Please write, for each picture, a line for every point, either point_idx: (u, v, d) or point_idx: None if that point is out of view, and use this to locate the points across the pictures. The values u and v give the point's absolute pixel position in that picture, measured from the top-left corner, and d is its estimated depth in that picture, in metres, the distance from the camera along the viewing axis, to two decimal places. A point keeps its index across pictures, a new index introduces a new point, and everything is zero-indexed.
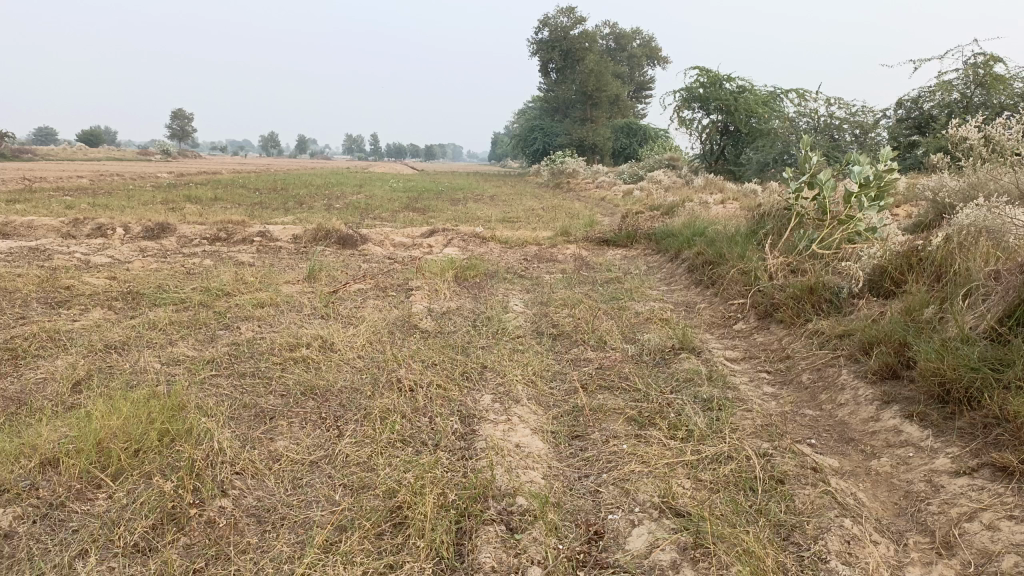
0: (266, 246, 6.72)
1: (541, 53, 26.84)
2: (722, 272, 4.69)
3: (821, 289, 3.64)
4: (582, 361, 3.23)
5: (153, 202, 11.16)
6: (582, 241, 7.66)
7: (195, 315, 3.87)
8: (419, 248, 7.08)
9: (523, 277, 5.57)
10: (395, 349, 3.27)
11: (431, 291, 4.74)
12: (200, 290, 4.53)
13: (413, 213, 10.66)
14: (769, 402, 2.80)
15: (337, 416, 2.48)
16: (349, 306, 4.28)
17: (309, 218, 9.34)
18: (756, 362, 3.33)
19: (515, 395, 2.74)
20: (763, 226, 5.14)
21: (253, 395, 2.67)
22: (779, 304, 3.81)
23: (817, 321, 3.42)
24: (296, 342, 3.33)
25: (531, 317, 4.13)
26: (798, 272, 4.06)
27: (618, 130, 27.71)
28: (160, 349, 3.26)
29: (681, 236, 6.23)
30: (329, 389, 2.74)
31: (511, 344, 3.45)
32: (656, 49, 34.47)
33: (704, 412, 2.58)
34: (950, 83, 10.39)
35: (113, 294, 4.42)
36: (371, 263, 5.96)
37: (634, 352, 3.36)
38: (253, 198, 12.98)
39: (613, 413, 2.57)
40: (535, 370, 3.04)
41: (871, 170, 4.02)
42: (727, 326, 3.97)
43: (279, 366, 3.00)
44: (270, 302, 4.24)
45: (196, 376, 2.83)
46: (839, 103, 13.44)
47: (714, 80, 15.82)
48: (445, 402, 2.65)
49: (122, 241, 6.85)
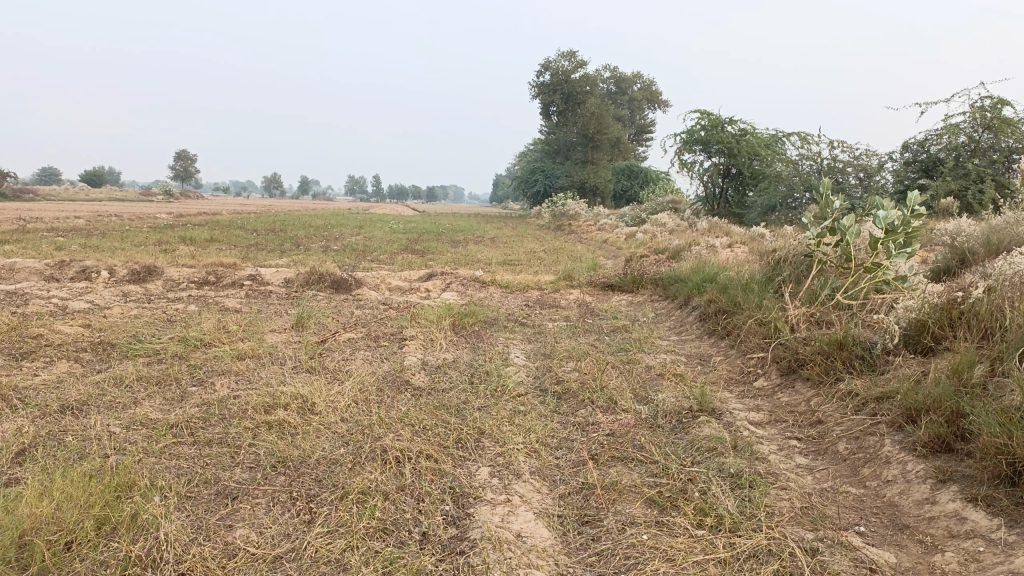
0: (255, 291, 6.42)
1: (542, 96, 26.90)
2: (738, 322, 4.38)
3: (851, 345, 3.32)
4: (591, 425, 2.90)
5: (145, 243, 10.90)
6: (586, 286, 7.37)
7: (168, 369, 3.55)
8: (416, 293, 6.78)
9: (525, 325, 5.25)
10: (383, 411, 2.95)
11: (426, 342, 4.42)
12: (177, 340, 4.22)
13: (411, 256, 10.38)
14: (805, 477, 2.47)
15: (310, 495, 2.15)
16: (337, 358, 3.96)
17: (303, 260, 9.08)
18: (783, 426, 3.00)
19: (515, 469, 2.41)
20: (779, 273, 4.84)
21: (215, 468, 2.33)
22: (804, 359, 3.49)
23: (850, 381, 3.10)
24: (273, 403, 3.00)
25: (534, 371, 3.80)
26: (824, 324, 3.75)
27: (619, 172, 27.69)
28: (121, 410, 2.93)
29: (690, 281, 5.93)
30: (304, 460, 2.41)
31: (512, 405, 3.12)
32: (656, 93, 34.73)
33: (733, 490, 2.25)
34: (957, 126, 10.18)
35: (84, 344, 4.11)
36: (365, 309, 5.66)
37: (648, 415, 3.03)
38: (249, 239, 12.74)
39: (629, 492, 2.24)
40: (539, 438, 2.71)
41: (897, 216, 3.71)
42: (746, 383, 3.65)
43: (251, 430, 2.67)
44: (251, 355, 3.92)
45: (156, 445, 2.50)
46: (842, 146, 13.30)
47: (715, 123, 15.74)
48: (436, 477, 2.31)
49: (105, 285, 6.56)
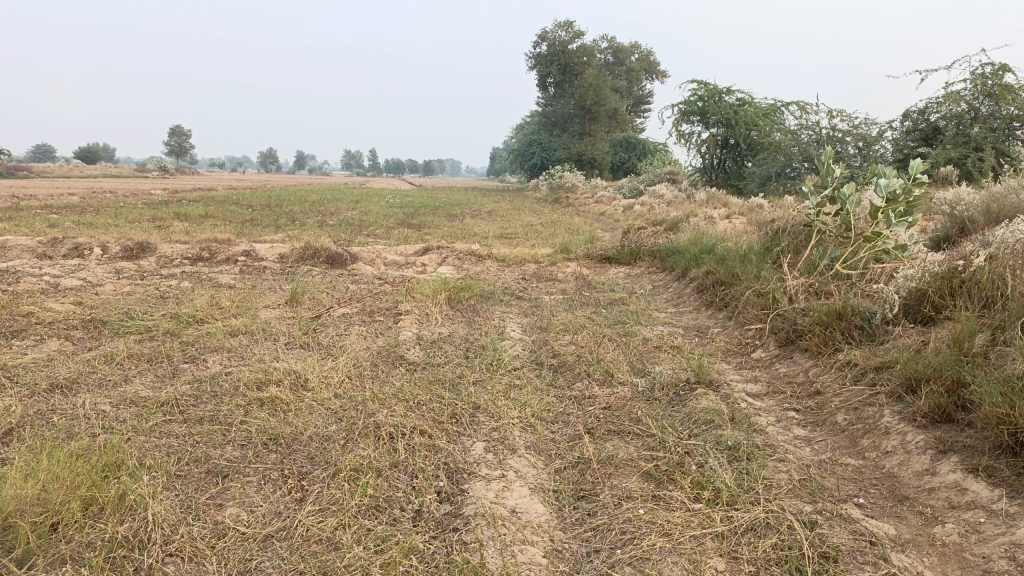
0: (250, 266, 6.37)
1: (538, 67, 26.59)
2: (736, 293, 4.34)
3: (850, 315, 3.28)
4: (587, 398, 2.86)
5: (139, 220, 10.81)
6: (583, 258, 7.31)
7: (160, 346, 3.51)
8: (412, 268, 6.72)
9: (521, 298, 5.21)
10: (377, 387, 2.91)
11: (422, 316, 4.37)
12: (170, 317, 4.17)
13: (408, 230, 10.31)
14: (803, 449, 2.44)
15: (302, 473, 2.12)
16: (331, 333, 3.91)
17: (299, 236, 9.02)
18: (781, 398, 2.97)
19: (511, 443, 2.38)
20: (778, 244, 4.79)
21: (206, 446, 2.30)
22: (802, 330, 3.46)
23: (849, 351, 3.06)
24: (265, 379, 2.96)
25: (530, 345, 3.77)
26: (823, 294, 3.71)
27: (617, 144, 27.51)
28: (112, 389, 2.90)
29: (688, 253, 5.88)
30: (296, 437, 2.38)
31: (508, 379, 3.08)
32: (654, 64, 34.40)
33: (730, 463, 2.22)
34: (958, 94, 10.06)
35: (75, 321, 4.06)
36: (360, 284, 5.61)
37: (645, 387, 3.00)
38: (245, 214, 12.66)
39: (626, 466, 2.21)
40: (535, 412, 2.67)
41: (898, 184, 3.66)
42: (745, 354, 3.61)
43: (243, 407, 2.64)
44: (244, 331, 3.88)
45: (145, 424, 2.47)
46: (841, 115, 13.18)
47: (712, 93, 15.59)
48: (430, 453, 2.28)
49: (98, 262, 6.51)
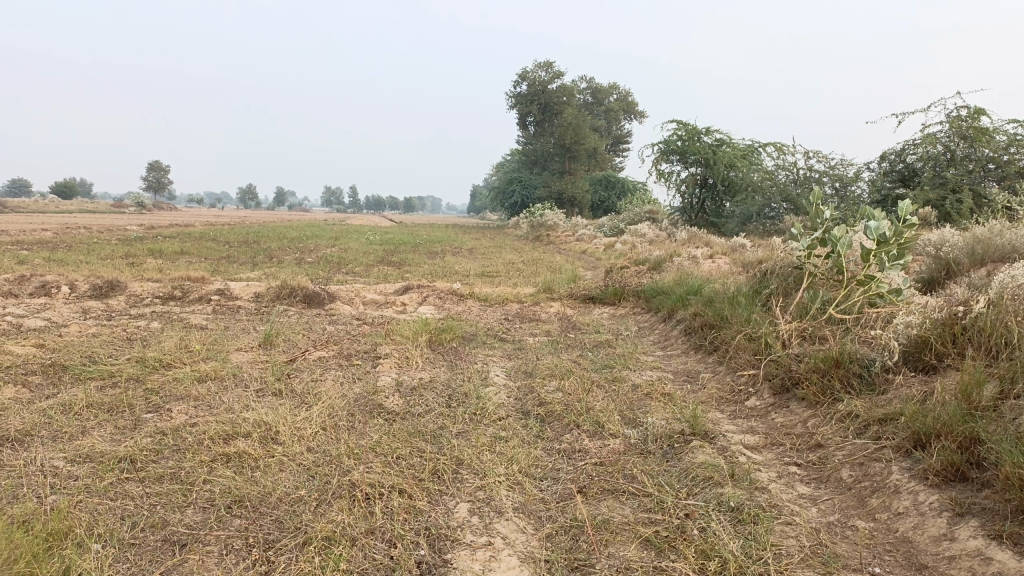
0: (223, 306, 6.16)
1: (519, 106, 26.77)
2: (726, 337, 4.22)
3: (848, 362, 3.15)
4: (577, 452, 2.70)
5: (112, 256, 10.57)
6: (566, 298, 7.18)
7: (122, 393, 3.30)
8: (391, 307, 6.54)
9: (505, 340, 5.05)
10: (353, 440, 2.73)
11: (401, 360, 4.20)
12: (135, 361, 3.96)
13: (387, 268, 10.15)
14: (808, 510, 2.29)
15: (269, 541, 1.93)
16: (305, 379, 3.72)
17: (275, 274, 8.82)
18: (781, 451, 2.83)
19: (497, 505, 2.21)
20: (766, 286, 4.69)
21: (163, 510, 2.11)
22: (798, 377, 3.33)
23: (849, 401, 2.93)
24: (233, 431, 2.77)
25: (515, 391, 3.60)
26: (817, 339, 3.59)
27: (596, 182, 27.67)
28: (66, 442, 2.69)
29: (674, 293, 5.77)
30: (264, 498, 2.19)
31: (492, 430, 2.92)
32: (633, 104, 34.84)
33: (735, 527, 2.07)
34: (934, 135, 10.17)
35: (34, 365, 3.84)
36: (338, 325, 5.42)
37: (638, 439, 2.85)
38: (221, 251, 12.46)
39: (622, 532, 2.04)
40: (523, 468, 2.51)
41: (889, 226, 3.57)
42: (738, 402, 3.47)
43: (206, 464, 2.45)
44: (213, 377, 3.68)
45: (99, 483, 2.27)
46: (819, 156, 13.29)
47: (691, 133, 15.72)
48: (410, 517, 2.10)
49: (65, 300, 6.28)
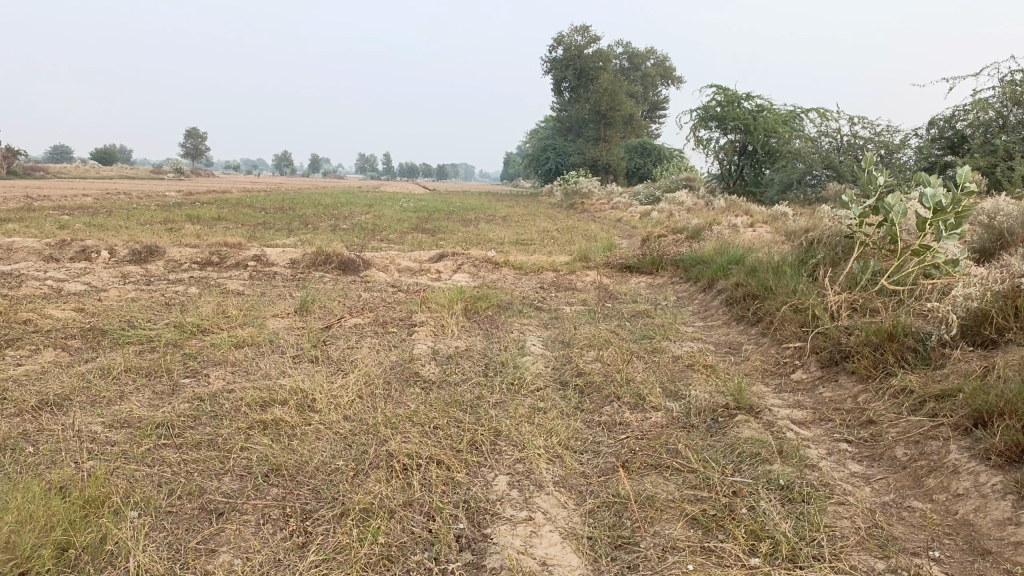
0: (259, 272, 6.17)
1: (554, 72, 26.37)
2: (770, 308, 4.10)
3: (902, 336, 3.02)
4: (618, 425, 2.63)
5: (151, 222, 10.67)
6: (603, 267, 7.07)
7: (160, 358, 3.30)
8: (426, 275, 6.50)
9: (541, 309, 4.98)
10: (389, 409, 2.69)
11: (437, 328, 4.15)
12: (173, 326, 3.96)
13: (422, 235, 10.11)
14: (861, 489, 2.20)
15: (306, 512, 1.89)
16: (341, 346, 3.69)
17: (311, 240, 8.83)
18: (830, 427, 2.73)
19: (537, 478, 2.15)
20: (813, 256, 4.54)
21: (200, 477, 2.09)
22: (847, 350, 3.21)
23: (903, 377, 2.82)
24: (270, 398, 2.74)
25: (553, 361, 3.54)
26: (867, 311, 3.46)
27: (632, 150, 27.28)
28: (106, 407, 2.69)
29: (714, 263, 5.63)
30: (301, 467, 2.16)
31: (531, 401, 2.86)
32: (671, 69, 34.17)
33: (785, 506, 1.99)
34: (986, 101, 9.77)
35: (74, 329, 3.86)
36: (373, 292, 5.39)
37: (681, 412, 2.76)
38: (257, 217, 12.53)
39: (667, 509, 1.97)
40: (562, 440, 2.44)
41: (946, 194, 3.40)
42: (784, 375, 3.37)
43: (243, 431, 2.42)
44: (250, 343, 3.67)
45: (137, 449, 2.26)
46: (864, 122, 12.89)
47: (731, 98, 15.35)
48: (448, 489, 2.05)
49: (105, 265, 6.34)
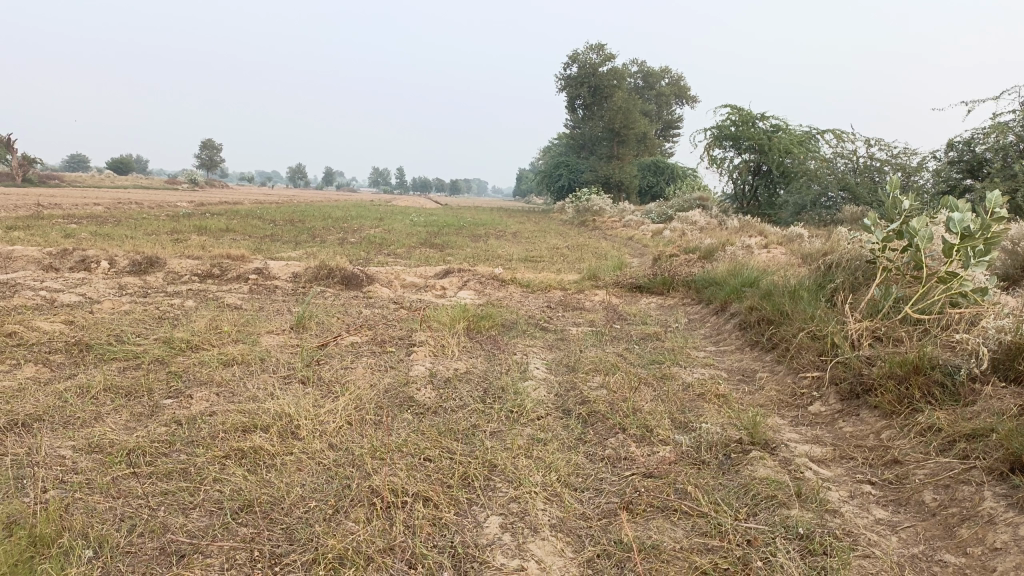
0: (260, 286, 6.02)
1: (568, 89, 26.29)
2: (786, 334, 3.91)
3: (928, 368, 2.83)
4: (624, 460, 2.45)
5: (158, 232, 10.58)
6: (612, 286, 6.89)
7: (143, 376, 3.15)
8: (431, 292, 6.35)
9: (546, 329, 4.81)
10: (378, 437, 2.52)
11: (437, 348, 3.98)
12: (162, 342, 3.81)
13: (429, 250, 9.97)
14: (888, 539, 2.01)
15: (276, 555, 1.73)
16: (335, 366, 3.53)
17: (316, 253, 8.70)
18: (851, 467, 2.53)
19: (533, 520, 1.97)
20: (831, 280, 4.35)
21: (166, 512, 1.92)
22: (869, 383, 3.02)
23: (931, 414, 2.62)
24: (252, 423, 2.58)
25: (556, 386, 3.36)
26: (890, 341, 3.27)
27: (645, 168, 27.16)
28: (79, 429, 2.54)
29: (727, 285, 5.45)
30: (276, 503, 1.98)
31: (530, 431, 2.69)
32: (685, 88, 34.12)
33: (805, 560, 1.80)
34: (1005, 124, 9.58)
35: (59, 343, 3.72)
36: (374, 308, 5.23)
37: (690, 447, 2.58)
38: (265, 229, 12.43)
39: (674, 561, 1.78)
40: (562, 476, 2.27)
41: (974, 218, 3.21)
42: (801, 407, 3.18)
43: (219, 461, 2.25)
44: (240, 361, 3.51)
45: (102, 479, 2.10)
46: (880, 144, 12.70)
47: (745, 118, 15.21)
48: (435, 532, 1.88)
49: (104, 276, 6.22)
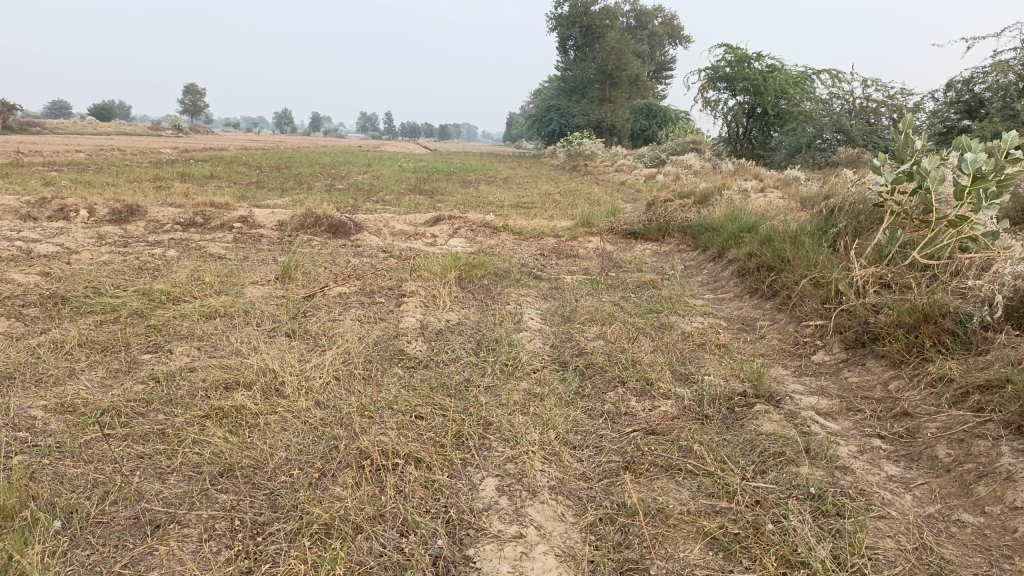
0: (244, 235, 5.85)
1: (559, 29, 25.62)
2: (788, 280, 3.79)
3: (938, 316, 2.73)
4: (625, 415, 2.34)
5: (140, 180, 10.31)
6: (607, 232, 6.75)
7: (120, 331, 3.01)
8: (421, 239, 6.19)
9: (540, 278, 4.68)
10: (366, 394, 2.40)
11: (427, 298, 3.85)
12: (141, 294, 3.66)
13: (419, 196, 9.77)
14: (901, 498, 1.92)
15: (258, 524, 1.62)
16: (322, 318, 3.39)
17: (303, 201, 8.49)
18: (859, 420, 2.44)
19: (531, 482, 1.87)
20: (834, 225, 4.22)
21: (141, 478, 1.81)
22: (876, 331, 2.92)
23: (942, 365, 2.52)
24: (234, 380, 2.45)
25: (552, 337, 3.25)
26: (897, 288, 3.15)
27: (637, 111, 26.75)
28: (52, 387, 2.41)
29: (724, 230, 5.31)
30: (259, 467, 1.87)
31: (526, 386, 2.57)
32: (679, 28, 33.42)
33: (818, 522, 1.71)
34: (1006, 63, 9.35)
35: (33, 295, 3.56)
36: (363, 257, 5.08)
37: (693, 400, 2.48)
38: (251, 176, 12.15)
39: (681, 525, 1.69)
40: (561, 434, 2.16)
41: (988, 158, 3.07)
42: (804, 357, 3.08)
43: (198, 421, 2.13)
44: (222, 314, 3.37)
45: (72, 442, 1.97)
46: (878, 84, 12.45)
47: (740, 58, 14.83)
48: (427, 495, 1.78)
49: (83, 225, 6.02)
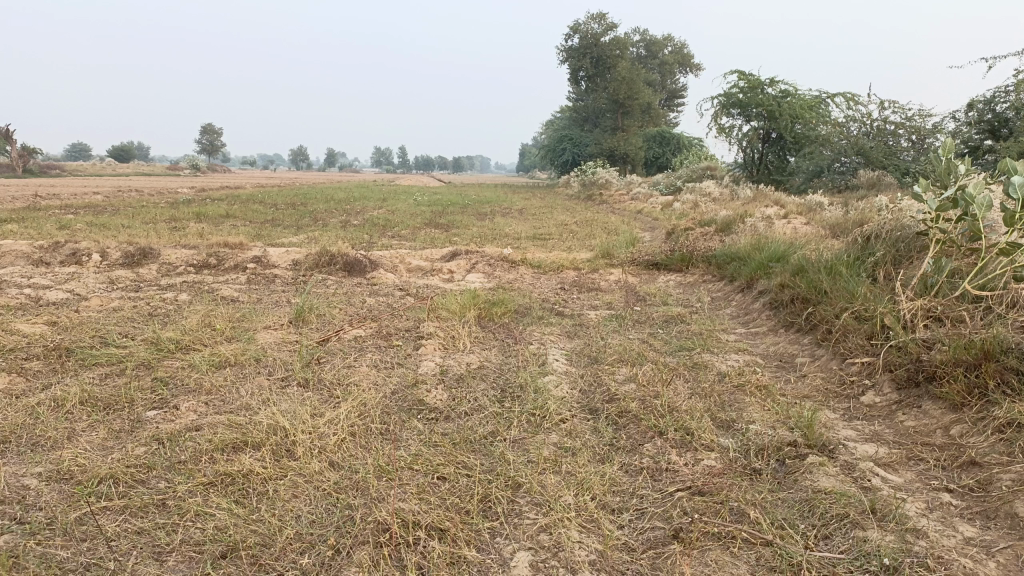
0: (258, 276, 5.72)
1: (570, 60, 25.73)
2: (827, 313, 3.58)
3: (1001, 354, 2.51)
4: (668, 472, 2.14)
5: (156, 221, 10.29)
6: (628, 263, 6.57)
7: (125, 386, 2.85)
8: (438, 276, 6.04)
9: (563, 314, 4.50)
10: (384, 452, 2.22)
11: (447, 341, 3.67)
12: (149, 343, 3.51)
13: (435, 230, 9.66)
14: (985, 566, 1.70)
15: None
16: (336, 365, 3.22)
17: (318, 238, 8.40)
18: (923, 471, 2.23)
19: (569, 556, 1.67)
20: (871, 253, 4.02)
21: (136, 561, 1.63)
22: (931, 370, 2.70)
23: (1009, 407, 2.31)
24: (242, 441, 2.28)
25: (580, 381, 3.05)
26: (949, 321, 2.94)
27: (650, 138, 26.73)
28: (48, 452, 2.24)
29: (752, 260, 5.12)
30: (266, 545, 1.69)
31: (556, 439, 2.38)
32: (689, 56, 33.49)
33: None
34: None
35: (37, 347, 3.42)
36: (378, 296, 4.93)
37: (739, 454, 2.27)
38: (266, 214, 12.11)
39: None
40: (598, 496, 1.97)
41: None
42: (853, 398, 2.86)
43: (202, 490, 1.96)
44: (232, 363, 3.21)
45: (65, 518, 1.80)
46: (895, 106, 12.27)
47: (754, 84, 14.71)
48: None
49: (95, 269, 5.92)
